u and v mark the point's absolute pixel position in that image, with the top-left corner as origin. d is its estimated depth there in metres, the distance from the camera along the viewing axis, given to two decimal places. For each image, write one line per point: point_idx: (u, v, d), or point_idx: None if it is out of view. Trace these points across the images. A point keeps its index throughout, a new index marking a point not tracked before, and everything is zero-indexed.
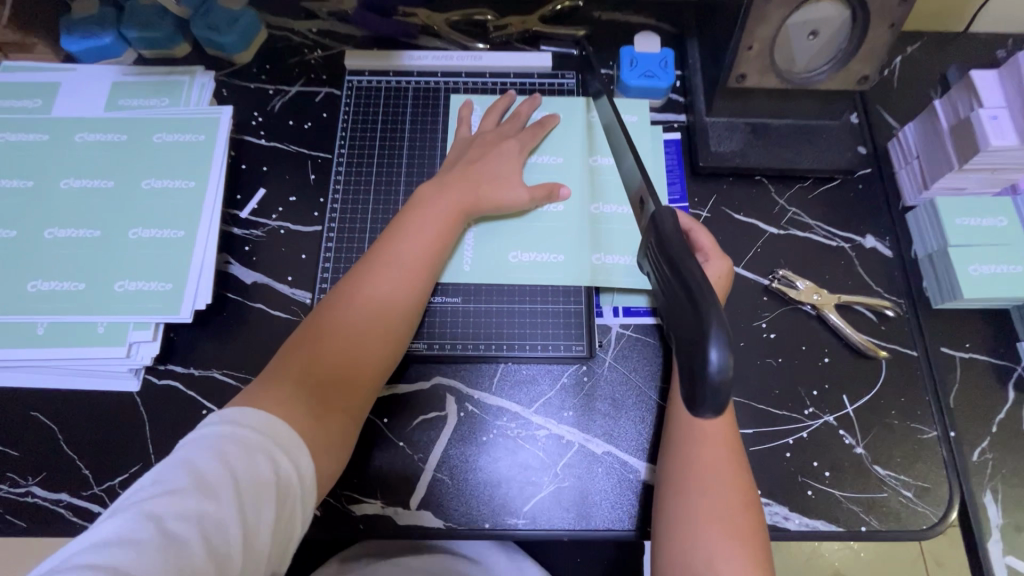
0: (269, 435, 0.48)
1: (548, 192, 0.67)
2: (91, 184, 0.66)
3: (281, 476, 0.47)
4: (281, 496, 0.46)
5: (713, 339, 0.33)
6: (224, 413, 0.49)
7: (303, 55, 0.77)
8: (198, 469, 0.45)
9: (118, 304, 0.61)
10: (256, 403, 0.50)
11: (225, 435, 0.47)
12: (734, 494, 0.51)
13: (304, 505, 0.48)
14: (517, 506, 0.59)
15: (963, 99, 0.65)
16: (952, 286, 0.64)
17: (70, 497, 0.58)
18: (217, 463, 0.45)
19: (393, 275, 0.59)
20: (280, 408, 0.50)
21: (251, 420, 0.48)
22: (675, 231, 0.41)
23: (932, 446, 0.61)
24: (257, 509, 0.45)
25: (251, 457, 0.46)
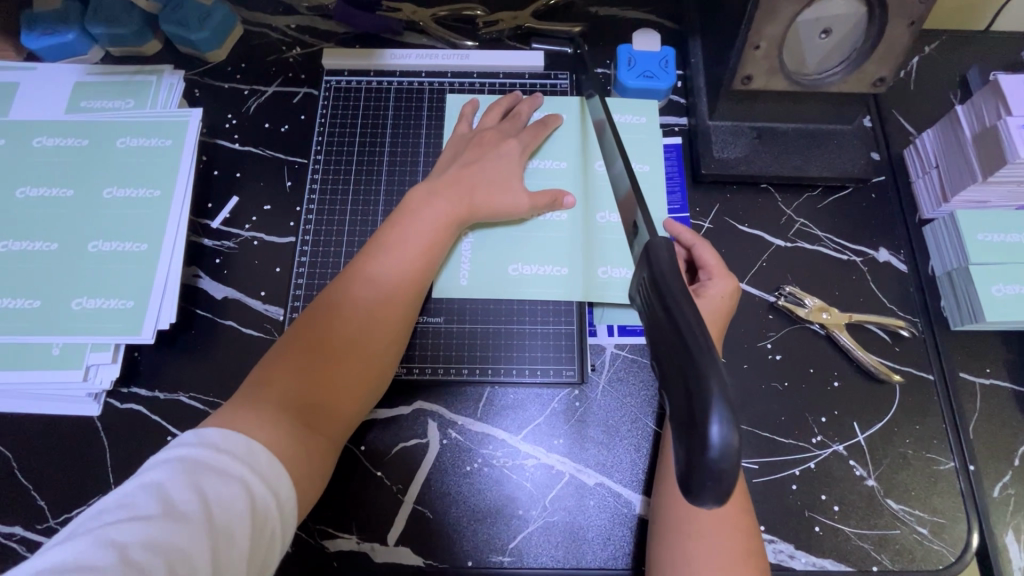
0: (248, 462, 0.41)
1: (552, 200, 0.62)
2: (49, 194, 0.62)
3: (262, 507, 0.41)
4: (261, 529, 0.40)
5: (714, 413, 0.28)
6: (197, 433, 0.42)
7: (280, 53, 0.73)
8: (169, 494, 0.38)
9: (75, 323, 0.57)
10: (235, 424, 0.44)
11: (202, 456, 0.40)
12: (737, 543, 0.47)
13: (284, 538, 0.42)
14: (502, 543, 0.55)
15: (988, 104, 0.60)
16: (973, 307, 0.60)
17: (24, 531, 0.54)
18: (193, 487, 0.39)
19: (388, 285, 0.54)
20: (264, 431, 0.44)
21: (228, 446, 0.42)
22: (672, 267, 0.36)
23: (949, 479, 0.57)
24: (233, 543, 0.38)
25: (231, 482, 0.40)
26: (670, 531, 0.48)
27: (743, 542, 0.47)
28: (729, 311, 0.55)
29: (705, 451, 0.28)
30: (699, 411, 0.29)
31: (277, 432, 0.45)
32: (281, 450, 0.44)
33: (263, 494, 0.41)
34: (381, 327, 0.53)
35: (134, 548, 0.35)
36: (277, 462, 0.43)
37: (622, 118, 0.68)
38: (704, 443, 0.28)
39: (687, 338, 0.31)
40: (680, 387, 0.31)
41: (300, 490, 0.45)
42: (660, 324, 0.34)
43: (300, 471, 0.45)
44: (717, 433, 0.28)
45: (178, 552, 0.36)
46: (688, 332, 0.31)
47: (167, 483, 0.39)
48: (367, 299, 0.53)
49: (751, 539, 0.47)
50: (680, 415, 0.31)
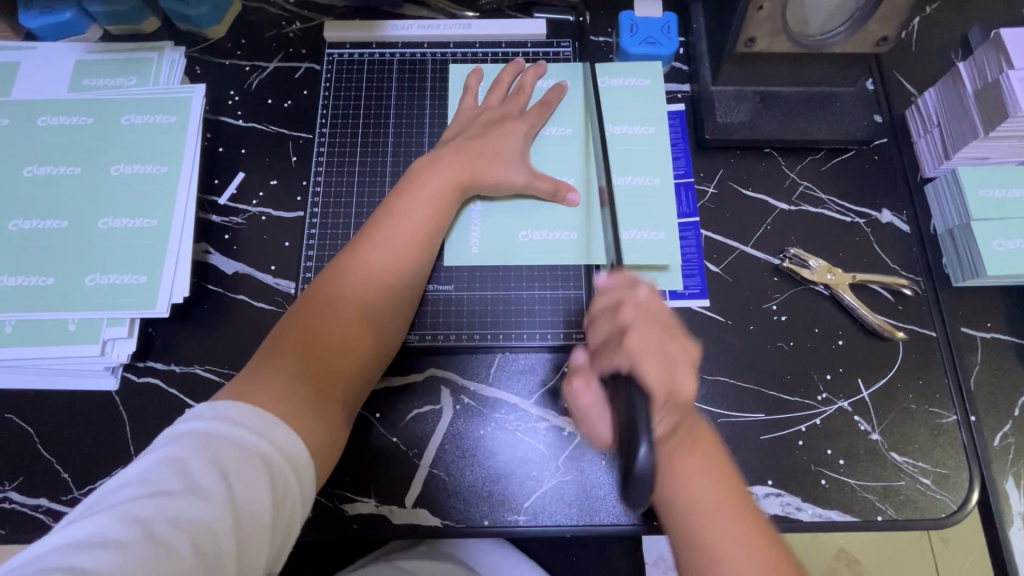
0: (266, 435, 0.42)
1: (555, 189, 0.62)
2: (57, 172, 0.62)
3: (282, 481, 0.42)
4: (281, 503, 0.41)
5: (641, 435, 0.40)
6: (214, 406, 0.43)
7: (280, 28, 0.72)
8: (190, 469, 0.39)
9: (89, 299, 0.58)
10: (251, 397, 0.45)
11: (220, 431, 0.41)
12: (729, 507, 0.48)
13: (303, 510, 0.43)
14: (517, 502, 0.56)
15: (990, 59, 0.61)
16: (974, 263, 0.61)
17: (50, 503, 0.55)
18: (213, 462, 0.39)
19: (392, 255, 0.55)
20: (281, 404, 0.45)
21: (244, 417, 0.42)
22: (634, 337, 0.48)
23: (952, 431, 0.58)
24: (255, 517, 0.40)
25: (249, 458, 0.41)
26: (675, 525, 0.48)
27: (733, 501, 0.48)
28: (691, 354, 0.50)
29: (634, 464, 0.39)
30: (631, 439, 0.40)
31: (294, 403, 0.46)
32: (297, 421, 0.45)
33: (282, 469, 0.42)
34: (390, 298, 0.54)
35: (158, 523, 0.37)
36: (294, 435, 0.44)
37: (628, 84, 0.68)
38: (634, 460, 0.39)
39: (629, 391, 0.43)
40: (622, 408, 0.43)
41: (316, 456, 0.46)
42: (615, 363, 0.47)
43: (317, 441, 0.46)
44: (643, 456, 0.39)
45: (202, 527, 0.38)
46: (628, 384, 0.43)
47: (187, 458, 0.40)
48: (376, 270, 0.54)
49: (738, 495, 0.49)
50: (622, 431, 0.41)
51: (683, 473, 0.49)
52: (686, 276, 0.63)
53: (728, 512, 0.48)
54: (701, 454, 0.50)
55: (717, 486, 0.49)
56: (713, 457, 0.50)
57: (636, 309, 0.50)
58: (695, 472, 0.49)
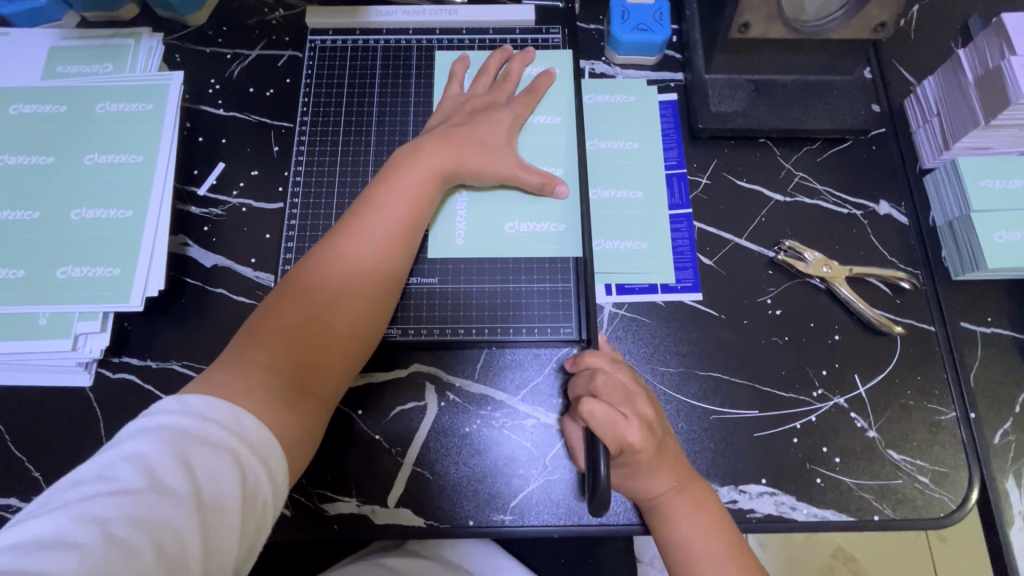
0: (235, 429, 0.41)
1: (544, 181, 0.60)
2: (29, 161, 0.60)
3: (252, 477, 0.40)
4: (252, 501, 0.39)
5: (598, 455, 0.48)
6: (181, 400, 0.41)
7: (263, 15, 0.70)
8: (154, 465, 0.37)
9: (61, 292, 0.56)
10: (222, 391, 0.43)
11: (186, 425, 0.39)
12: (723, 543, 0.50)
13: (276, 506, 0.42)
14: (504, 502, 0.55)
15: (991, 46, 0.59)
16: (974, 256, 0.59)
17: (20, 503, 0.54)
18: (178, 458, 0.38)
19: (372, 246, 0.53)
20: (253, 398, 0.43)
21: (212, 412, 0.41)
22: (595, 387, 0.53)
23: (951, 428, 0.57)
24: (223, 515, 0.38)
25: (217, 452, 0.39)
26: (670, 556, 0.51)
27: (727, 537, 0.51)
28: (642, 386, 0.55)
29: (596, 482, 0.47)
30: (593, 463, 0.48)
31: (268, 397, 0.44)
32: (270, 416, 0.43)
33: (253, 465, 0.40)
34: (371, 290, 0.52)
35: (118, 523, 0.35)
36: (267, 431, 0.42)
37: (616, 97, 0.67)
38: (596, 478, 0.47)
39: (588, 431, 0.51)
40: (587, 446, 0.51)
41: (291, 452, 0.44)
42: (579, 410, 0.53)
43: (292, 436, 0.45)
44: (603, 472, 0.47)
45: (165, 527, 0.36)
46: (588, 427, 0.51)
47: (150, 454, 0.38)
48: (356, 261, 0.52)
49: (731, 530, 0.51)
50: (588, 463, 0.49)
51: (676, 514, 0.51)
52: (678, 269, 0.61)
53: (721, 548, 0.50)
54: (696, 491, 0.51)
55: (711, 525, 0.51)
56: (706, 500, 0.51)
57: (606, 380, 0.52)
58: (688, 515, 0.51)
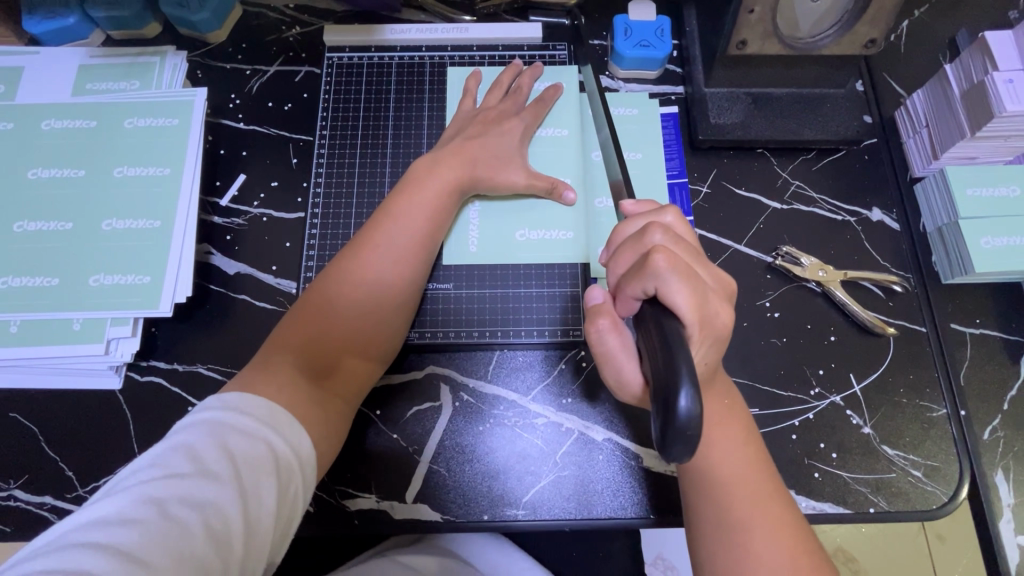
0: (272, 424, 0.44)
1: (551, 187, 0.63)
2: (61, 174, 0.63)
3: (287, 468, 0.43)
4: (286, 490, 0.42)
5: (687, 384, 0.37)
6: (223, 398, 0.44)
7: (280, 33, 0.73)
8: (200, 454, 0.40)
9: (93, 299, 0.59)
10: (255, 389, 0.46)
11: (228, 419, 0.42)
12: (760, 481, 0.48)
13: (306, 499, 0.44)
14: (516, 497, 0.57)
15: (977, 62, 0.62)
16: (963, 260, 0.62)
17: (55, 501, 0.56)
18: (223, 447, 0.41)
19: (392, 254, 0.56)
20: (284, 395, 0.46)
21: (251, 408, 0.44)
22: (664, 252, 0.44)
23: (942, 424, 0.60)
24: (263, 501, 0.40)
25: (257, 444, 0.42)
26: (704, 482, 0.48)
27: (765, 478, 0.48)
28: (695, 243, 0.49)
29: (677, 415, 0.37)
30: (674, 386, 0.37)
31: (297, 395, 0.47)
32: (302, 413, 0.46)
33: (287, 456, 0.43)
34: (391, 295, 0.55)
35: (172, 502, 0.37)
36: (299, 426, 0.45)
37: (619, 109, 0.69)
38: (677, 410, 0.37)
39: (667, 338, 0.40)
40: (660, 364, 0.39)
41: (319, 450, 0.47)
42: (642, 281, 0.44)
43: (319, 433, 0.48)
44: (685, 405, 0.37)
45: (213, 507, 0.38)
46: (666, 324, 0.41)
47: (198, 443, 0.41)
48: (376, 269, 0.55)
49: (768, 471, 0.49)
50: (659, 380, 0.39)
51: (717, 439, 0.49)
52: None
53: (757, 488, 0.48)
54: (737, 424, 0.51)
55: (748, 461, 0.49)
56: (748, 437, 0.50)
57: (666, 233, 0.47)
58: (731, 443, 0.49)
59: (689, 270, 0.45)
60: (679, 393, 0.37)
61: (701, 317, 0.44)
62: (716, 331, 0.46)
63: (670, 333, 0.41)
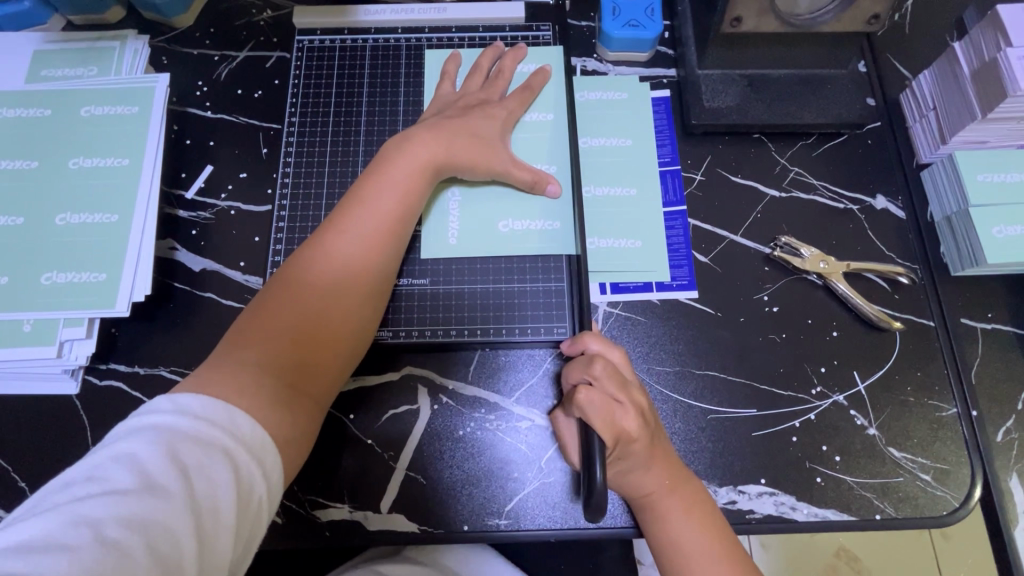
0: (228, 430, 0.40)
1: (536, 180, 0.59)
2: (13, 166, 0.59)
3: (248, 478, 0.39)
4: (246, 500, 0.39)
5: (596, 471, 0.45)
6: (173, 401, 0.40)
7: (250, 17, 0.69)
8: (147, 467, 0.37)
9: (46, 298, 0.55)
10: (210, 391, 0.42)
11: (179, 425, 0.39)
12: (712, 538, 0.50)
13: (269, 511, 0.41)
14: (498, 506, 0.54)
15: (987, 38, 0.58)
16: (974, 251, 0.58)
17: (5, 514, 0.53)
18: (171, 459, 0.37)
19: (362, 242, 0.52)
20: (242, 395, 0.42)
21: (205, 412, 0.40)
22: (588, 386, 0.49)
23: (952, 425, 0.56)
24: (219, 518, 0.37)
25: (212, 452, 0.38)
26: (660, 555, 0.51)
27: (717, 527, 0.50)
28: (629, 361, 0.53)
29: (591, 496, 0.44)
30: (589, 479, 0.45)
31: (258, 394, 0.43)
32: (264, 415, 0.43)
33: (247, 465, 0.39)
34: (362, 285, 0.51)
35: (110, 523, 0.34)
36: (261, 430, 0.42)
37: (608, 94, 0.66)
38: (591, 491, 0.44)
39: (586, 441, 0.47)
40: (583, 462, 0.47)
41: (285, 455, 0.44)
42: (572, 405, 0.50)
43: (283, 436, 0.44)
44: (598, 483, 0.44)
45: (160, 528, 0.35)
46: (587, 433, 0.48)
47: (144, 454, 0.37)
48: (344, 259, 0.51)
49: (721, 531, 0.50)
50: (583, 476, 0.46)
51: (665, 516, 0.50)
52: (673, 267, 0.60)
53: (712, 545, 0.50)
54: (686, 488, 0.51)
55: (701, 528, 0.50)
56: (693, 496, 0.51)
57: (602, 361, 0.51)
58: (678, 513, 0.50)
59: (613, 397, 0.49)
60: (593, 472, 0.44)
61: (618, 431, 0.48)
62: (638, 449, 0.49)
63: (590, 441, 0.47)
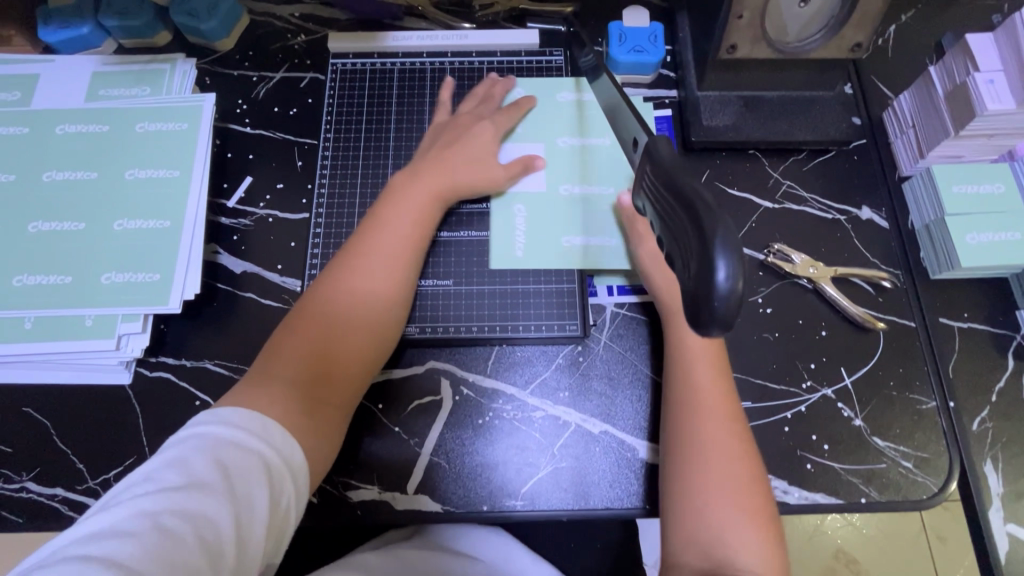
0: (262, 438, 0.46)
1: (525, 165, 0.66)
2: (74, 177, 0.65)
3: (278, 479, 0.45)
4: (277, 497, 0.44)
5: (721, 252, 0.31)
6: (215, 413, 0.46)
7: (286, 41, 0.76)
8: (193, 467, 0.42)
9: (104, 296, 0.61)
10: (248, 404, 0.47)
11: (220, 433, 0.45)
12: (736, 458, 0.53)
13: (297, 509, 0.46)
14: (515, 488, 0.59)
15: (959, 63, 0.64)
16: (949, 256, 0.64)
17: (67, 493, 0.58)
18: (214, 461, 0.43)
19: (382, 266, 0.58)
20: (271, 408, 0.48)
21: (246, 422, 0.46)
22: (671, 157, 0.39)
23: (931, 416, 0.61)
24: (253, 510, 0.43)
25: (247, 455, 0.44)
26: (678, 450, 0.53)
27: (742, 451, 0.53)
28: None
29: (713, 293, 0.31)
30: (706, 256, 0.32)
31: (288, 408, 0.49)
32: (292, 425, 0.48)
33: (278, 466, 0.45)
34: (384, 307, 0.57)
35: (164, 514, 0.40)
36: (289, 436, 0.47)
37: None
38: (712, 286, 0.31)
39: (697, 206, 0.34)
40: (687, 219, 0.34)
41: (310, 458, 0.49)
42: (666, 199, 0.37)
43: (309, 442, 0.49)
44: (723, 275, 0.31)
45: (204, 518, 0.40)
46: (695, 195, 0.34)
47: (190, 458, 0.43)
48: (368, 282, 0.57)
49: (757, 483, 0.52)
50: (688, 249, 0.34)
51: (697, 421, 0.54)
52: None
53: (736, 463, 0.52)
54: (736, 452, 0.53)
55: (731, 446, 0.53)
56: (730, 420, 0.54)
57: None
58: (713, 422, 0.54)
59: None
60: (713, 267, 0.31)
61: None
62: None
63: (691, 193, 0.35)
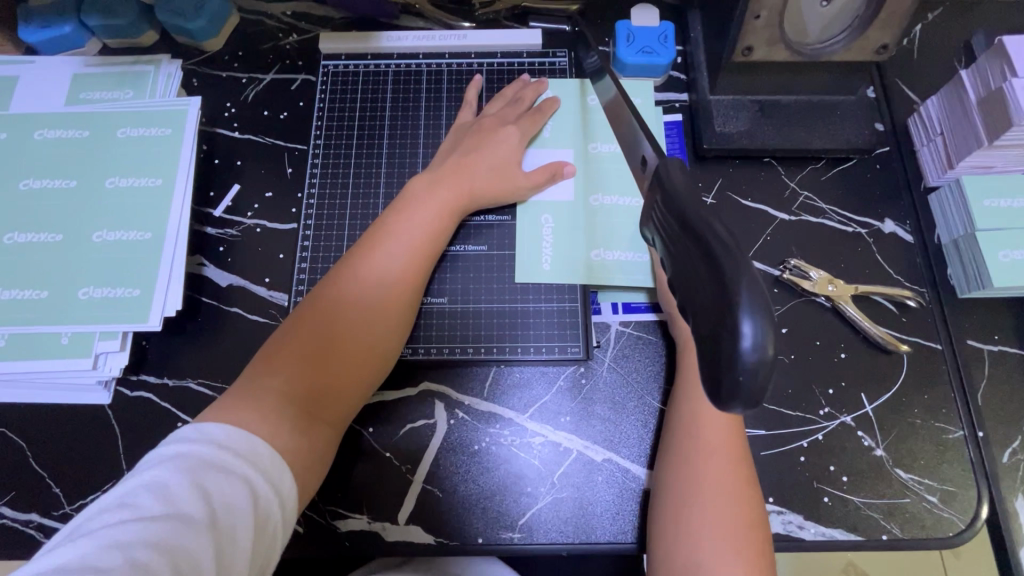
0: (249, 461, 0.42)
1: (552, 173, 0.63)
2: (53, 185, 0.62)
3: (265, 508, 0.41)
4: (263, 526, 0.41)
5: (747, 309, 0.29)
6: (201, 431, 0.43)
7: (277, 40, 0.72)
8: (172, 493, 0.38)
9: (82, 312, 0.58)
10: (236, 420, 0.44)
11: (204, 454, 0.41)
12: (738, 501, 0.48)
13: (282, 540, 0.42)
14: (512, 519, 0.55)
15: (993, 67, 0.59)
16: (980, 274, 0.59)
17: (42, 518, 0.55)
18: (197, 486, 0.39)
19: (393, 276, 0.54)
20: (264, 425, 0.45)
21: (235, 443, 0.42)
22: (685, 186, 0.37)
23: (958, 446, 0.57)
24: (236, 542, 0.39)
25: (233, 479, 0.40)
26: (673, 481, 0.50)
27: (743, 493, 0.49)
28: None
29: (738, 352, 0.29)
30: (729, 312, 0.30)
31: (279, 426, 0.45)
32: (283, 445, 0.45)
33: (264, 492, 0.42)
34: (389, 320, 0.53)
35: (137, 547, 0.35)
36: (279, 459, 0.44)
37: None
38: (738, 345, 0.29)
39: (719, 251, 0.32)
40: (706, 269, 0.32)
41: (300, 484, 0.46)
42: (682, 240, 0.35)
43: (300, 465, 0.46)
44: (748, 331, 0.29)
45: (183, 552, 0.36)
46: (712, 236, 0.33)
47: (170, 482, 0.39)
48: (376, 293, 0.53)
49: (758, 525, 0.47)
50: (708, 304, 0.31)
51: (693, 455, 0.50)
52: None
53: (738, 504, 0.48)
54: (734, 488, 0.48)
55: (730, 482, 0.49)
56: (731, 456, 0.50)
57: None
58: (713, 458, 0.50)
59: None
60: (738, 322, 0.29)
61: None
62: None
63: (713, 231, 0.33)
